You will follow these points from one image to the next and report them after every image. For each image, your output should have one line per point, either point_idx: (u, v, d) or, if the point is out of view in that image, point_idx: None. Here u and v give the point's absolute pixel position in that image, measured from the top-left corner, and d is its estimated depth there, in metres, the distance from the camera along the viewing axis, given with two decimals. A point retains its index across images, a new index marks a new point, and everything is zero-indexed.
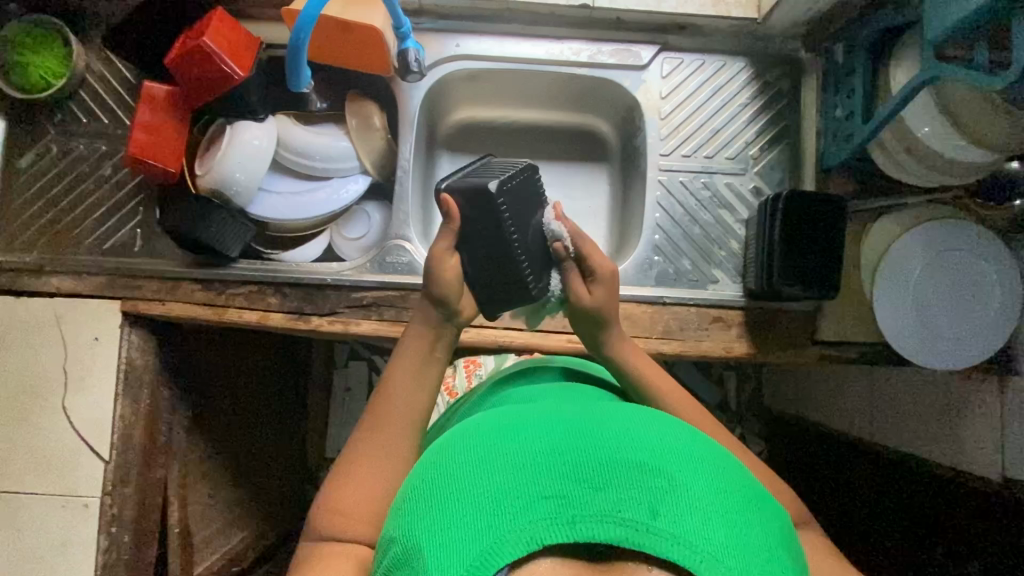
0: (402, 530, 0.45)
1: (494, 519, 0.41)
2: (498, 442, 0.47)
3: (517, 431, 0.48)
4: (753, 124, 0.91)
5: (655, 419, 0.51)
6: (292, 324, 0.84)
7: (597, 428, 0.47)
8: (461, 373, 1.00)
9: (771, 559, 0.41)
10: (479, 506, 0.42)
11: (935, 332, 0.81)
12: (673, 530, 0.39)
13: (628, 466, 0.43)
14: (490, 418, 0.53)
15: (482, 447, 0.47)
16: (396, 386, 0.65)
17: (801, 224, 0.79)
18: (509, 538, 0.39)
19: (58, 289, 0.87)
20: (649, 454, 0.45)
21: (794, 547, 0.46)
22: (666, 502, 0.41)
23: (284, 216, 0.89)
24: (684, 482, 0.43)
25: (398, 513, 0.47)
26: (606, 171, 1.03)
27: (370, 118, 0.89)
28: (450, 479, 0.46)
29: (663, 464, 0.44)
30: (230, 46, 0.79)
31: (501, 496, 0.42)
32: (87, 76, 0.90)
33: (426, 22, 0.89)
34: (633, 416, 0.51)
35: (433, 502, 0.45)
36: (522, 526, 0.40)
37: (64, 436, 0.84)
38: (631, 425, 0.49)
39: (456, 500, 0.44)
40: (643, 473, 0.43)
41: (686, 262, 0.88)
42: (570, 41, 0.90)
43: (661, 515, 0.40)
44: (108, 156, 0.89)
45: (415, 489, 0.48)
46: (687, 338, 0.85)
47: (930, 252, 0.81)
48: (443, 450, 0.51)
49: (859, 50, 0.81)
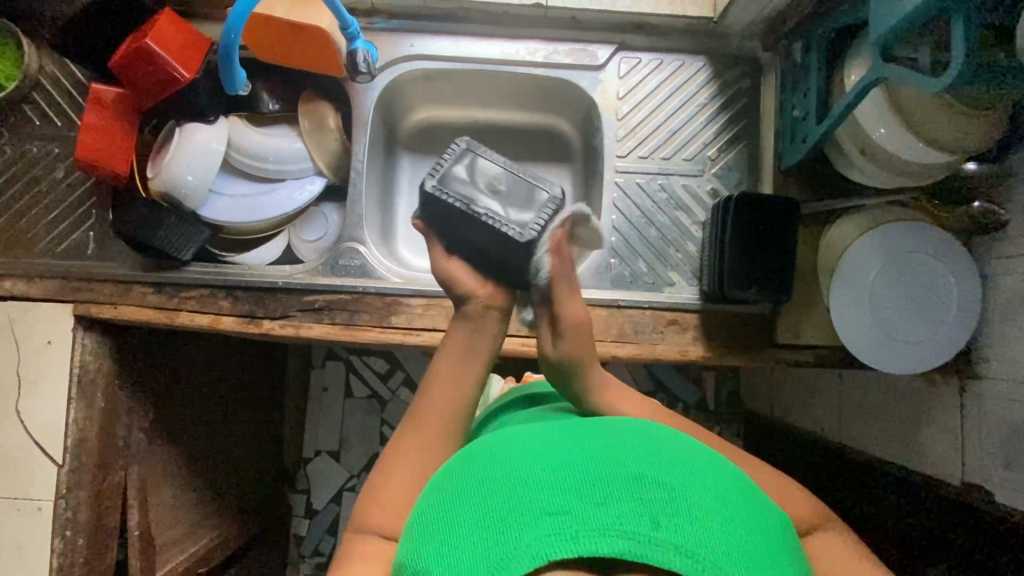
0: (411, 557, 0.42)
1: (499, 539, 0.39)
2: (500, 463, 0.45)
3: (519, 452, 0.46)
4: (711, 125, 0.90)
5: (655, 433, 0.49)
6: (244, 327, 0.84)
7: (598, 444, 0.45)
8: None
9: (775, 566, 0.39)
10: (483, 527, 0.40)
11: (891, 334, 0.80)
12: (676, 539, 0.37)
13: (627, 477, 0.41)
14: (492, 440, 0.50)
15: (484, 469, 0.45)
16: (440, 380, 0.61)
17: (754, 226, 0.78)
18: (514, 557, 0.37)
19: (11, 292, 0.86)
20: (647, 465, 0.43)
21: (803, 561, 0.44)
22: (667, 511, 0.39)
23: (236, 219, 0.88)
24: (684, 493, 0.41)
25: (406, 541, 0.45)
26: (569, 172, 1.03)
27: (324, 119, 0.89)
28: (454, 503, 0.43)
29: (661, 475, 0.42)
30: (176, 47, 0.78)
31: (504, 516, 0.40)
32: (40, 78, 0.89)
33: (380, 21, 0.88)
34: (634, 430, 0.49)
35: (435, 527, 0.43)
36: (524, 545, 0.37)
37: (17, 440, 0.84)
38: (630, 439, 0.47)
39: (460, 523, 0.41)
40: (642, 484, 0.41)
41: (641, 264, 0.87)
42: (525, 40, 0.89)
43: (662, 524, 0.38)
44: (61, 159, 0.89)
45: (420, 518, 0.45)
46: (642, 342, 0.84)
47: (886, 254, 0.80)
48: (445, 474, 0.49)
49: (815, 49, 0.79)
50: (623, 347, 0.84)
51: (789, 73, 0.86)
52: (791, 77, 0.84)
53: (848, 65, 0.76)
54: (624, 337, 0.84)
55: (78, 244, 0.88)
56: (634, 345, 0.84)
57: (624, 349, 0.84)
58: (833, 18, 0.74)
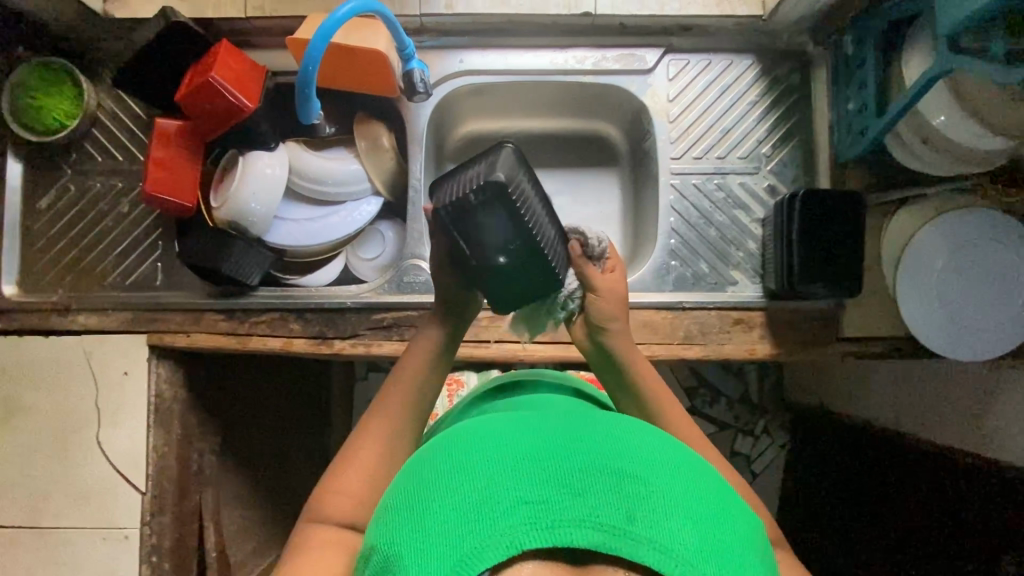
0: (383, 536, 0.43)
1: (473, 522, 0.39)
2: (478, 446, 0.45)
3: (496, 436, 0.46)
4: (763, 122, 0.90)
5: (637, 426, 0.49)
6: (317, 348, 0.86)
7: (578, 435, 0.45)
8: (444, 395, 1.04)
9: (746, 562, 0.40)
10: (457, 510, 0.40)
11: (964, 325, 0.79)
12: (651, 534, 0.38)
13: (607, 471, 0.42)
14: (470, 424, 0.50)
15: (461, 452, 0.45)
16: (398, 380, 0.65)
17: (818, 221, 0.78)
18: (488, 543, 0.38)
19: (84, 326, 0.88)
20: (627, 459, 0.43)
21: (768, 556, 0.45)
22: (644, 506, 0.39)
23: (300, 243, 0.89)
24: (661, 488, 0.41)
25: (380, 519, 0.46)
26: (617, 175, 1.03)
27: (378, 139, 0.90)
28: (430, 484, 0.43)
29: (642, 470, 0.42)
30: (237, 78, 0.79)
31: (478, 500, 0.40)
32: (99, 114, 0.90)
33: (428, 39, 0.89)
34: (616, 423, 0.49)
35: (410, 509, 0.43)
36: (500, 531, 0.38)
37: (99, 472, 0.85)
38: (611, 432, 0.47)
39: (432, 504, 0.42)
40: (621, 479, 0.41)
41: (703, 265, 0.88)
42: (573, 49, 0.90)
43: (638, 519, 0.38)
44: (124, 193, 0.90)
45: (395, 496, 0.46)
46: (708, 342, 0.85)
47: (952, 243, 0.80)
48: (423, 453, 0.49)
49: (869, 41, 0.79)
50: (690, 348, 0.85)
51: (841, 66, 0.86)
52: (844, 70, 0.85)
53: (905, 56, 0.75)
54: (691, 338, 0.85)
55: (148, 275, 0.90)
56: (700, 346, 0.85)
57: (692, 351, 0.85)
58: (888, 10, 0.74)
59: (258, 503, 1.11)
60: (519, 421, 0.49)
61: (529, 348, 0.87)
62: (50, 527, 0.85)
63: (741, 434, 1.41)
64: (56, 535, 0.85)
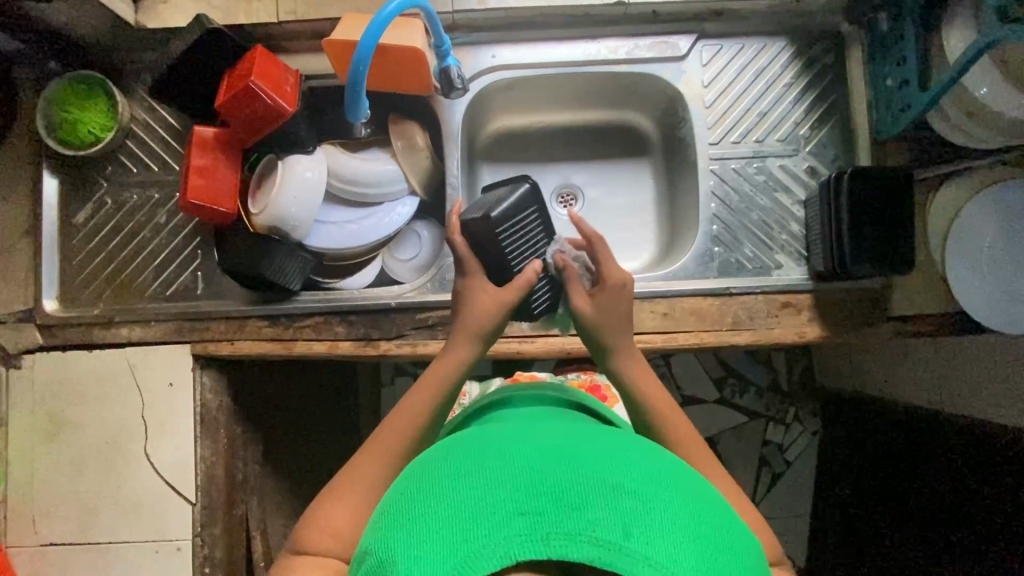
0: (376, 542, 0.42)
1: (469, 532, 0.38)
2: (475, 457, 0.44)
3: (495, 448, 0.45)
4: (800, 104, 0.89)
5: (635, 441, 0.48)
6: (362, 350, 0.85)
7: (578, 448, 0.44)
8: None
9: None
10: (451, 520, 0.39)
11: (1014, 295, 0.78)
12: (646, 552, 0.36)
13: (604, 484, 0.40)
14: (471, 434, 0.49)
15: (458, 462, 0.44)
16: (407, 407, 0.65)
17: (866, 199, 0.77)
18: (481, 554, 0.36)
19: (129, 339, 0.88)
20: (625, 474, 0.42)
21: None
22: (640, 521, 0.38)
23: (341, 245, 0.89)
24: (659, 504, 0.40)
25: (373, 525, 0.44)
26: (649, 165, 1.02)
27: (413, 139, 0.89)
28: (425, 492, 0.42)
29: (640, 485, 0.41)
30: (273, 81, 0.79)
31: (473, 510, 0.39)
32: (132, 125, 0.90)
33: (460, 36, 0.89)
34: (614, 439, 0.48)
35: (403, 515, 0.42)
36: (494, 542, 0.37)
37: (149, 484, 0.85)
38: (610, 446, 0.45)
39: (426, 512, 0.40)
40: (618, 493, 0.40)
41: (747, 249, 0.87)
42: (606, 40, 0.89)
43: (635, 536, 0.37)
44: (162, 204, 0.90)
45: (391, 503, 0.45)
46: (757, 328, 0.84)
47: (1000, 217, 0.80)
48: (421, 463, 0.48)
49: (908, 17, 0.78)
50: (739, 334, 0.84)
51: (877, 44, 0.85)
52: (881, 47, 0.84)
53: (947, 29, 0.74)
54: (739, 324, 0.85)
55: (187, 285, 0.89)
56: (748, 331, 0.84)
57: (741, 336, 0.84)
58: None
59: (299, 510, 1.10)
60: (520, 432, 0.48)
61: (575, 340, 0.86)
62: (102, 542, 0.84)
63: (773, 422, 1.39)
64: (108, 550, 0.84)
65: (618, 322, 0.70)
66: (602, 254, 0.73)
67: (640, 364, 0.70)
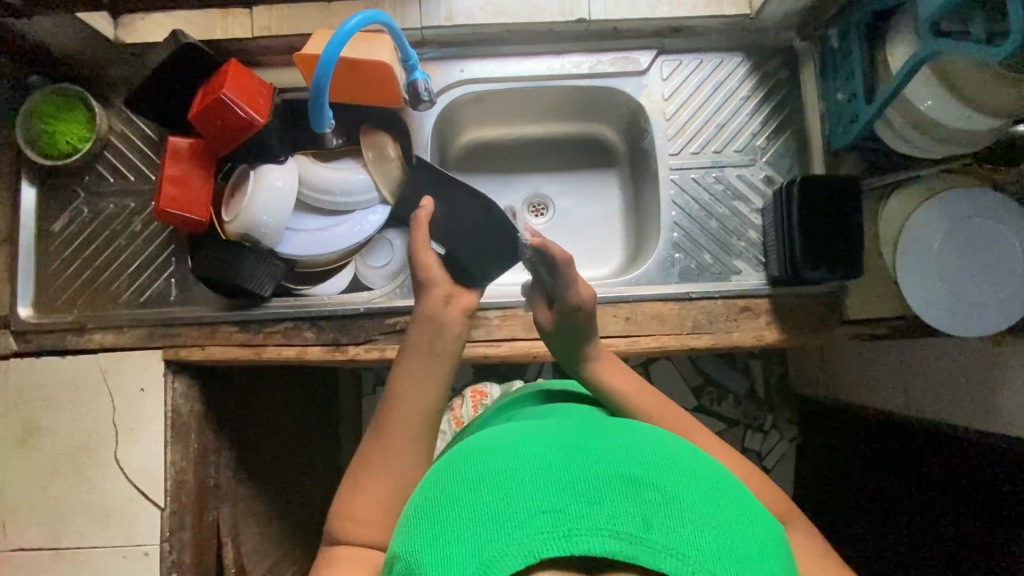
0: (403, 547, 0.43)
1: (493, 533, 0.39)
2: (494, 456, 0.45)
3: (512, 448, 0.46)
4: (756, 116, 0.93)
5: (649, 433, 0.49)
6: (331, 355, 0.87)
7: (592, 444, 0.45)
8: (467, 403, 1.02)
9: (762, 568, 0.40)
10: (475, 521, 0.40)
11: (963, 299, 0.80)
12: (667, 542, 0.37)
13: (622, 478, 0.41)
14: (486, 437, 0.50)
15: (478, 463, 0.45)
16: (405, 398, 0.64)
17: (816, 206, 0.80)
18: (506, 553, 0.37)
19: (101, 344, 0.89)
20: (642, 467, 0.43)
21: (789, 563, 0.44)
22: (658, 512, 0.39)
23: (311, 252, 0.91)
24: (677, 494, 0.41)
25: (399, 530, 0.45)
26: (617, 175, 1.05)
27: (384, 149, 0.92)
28: (447, 496, 0.43)
29: (657, 477, 0.42)
30: (245, 93, 0.81)
31: (496, 510, 0.40)
32: (110, 137, 0.92)
33: (430, 51, 0.92)
34: (632, 431, 0.49)
35: (427, 519, 0.43)
36: (518, 540, 0.38)
37: (119, 489, 0.85)
38: (623, 439, 0.47)
39: (450, 514, 0.41)
40: (636, 486, 0.41)
41: (707, 256, 0.90)
42: (570, 55, 0.93)
43: (655, 527, 0.38)
44: (137, 213, 0.92)
45: (414, 507, 0.45)
46: (717, 331, 0.87)
47: (947, 224, 0.82)
48: (438, 468, 0.49)
49: (854, 34, 0.82)
50: (699, 338, 0.87)
51: (827, 59, 0.89)
52: (830, 62, 0.88)
53: (891, 43, 0.77)
54: (699, 328, 0.87)
55: (160, 291, 0.91)
56: (708, 335, 0.87)
57: (701, 340, 0.86)
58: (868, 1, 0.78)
59: (272, 518, 1.10)
60: (535, 432, 0.49)
61: (540, 344, 0.88)
62: (70, 548, 0.84)
63: (751, 430, 1.39)
64: (76, 556, 0.84)
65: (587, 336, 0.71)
66: (572, 276, 0.69)
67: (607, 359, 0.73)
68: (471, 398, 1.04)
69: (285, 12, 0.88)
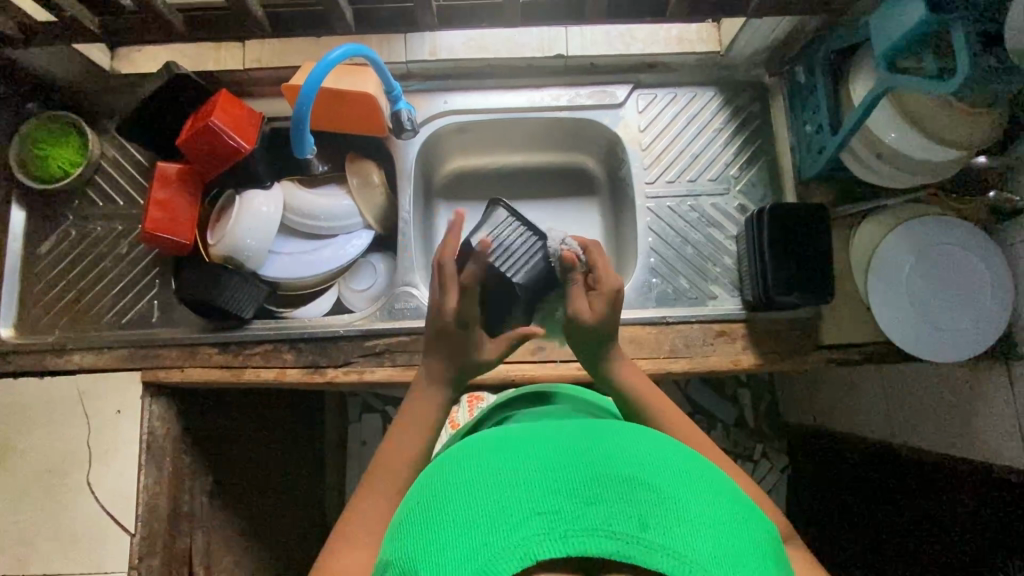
0: (395, 552, 0.42)
1: (488, 535, 0.38)
2: (490, 459, 0.45)
3: (509, 450, 0.46)
4: (729, 146, 0.96)
5: (644, 435, 0.49)
6: (310, 377, 0.88)
7: (588, 446, 0.46)
8: (463, 408, 1.01)
9: (760, 570, 0.39)
10: (471, 522, 0.40)
11: (934, 323, 0.82)
12: (664, 541, 0.37)
13: (619, 479, 0.42)
14: (484, 439, 0.50)
15: (475, 466, 0.45)
16: (397, 449, 0.64)
17: (784, 234, 0.83)
18: (501, 555, 0.37)
19: (80, 365, 0.90)
20: (638, 468, 0.43)
21: (784, 562, 0.44)
22: (655, 513, 0.39)
23: (293, 275, 0.93)
24: (673, 493, 0.41)
25: (393, 536, 0.45)
26: (597, 203, 1.08)
27: (370, 176, 0.95)
28: (443, 499, 0.43)
29: (652, 477, 0.42)
30: (234, 121, 0.84)
31: (492, 511, 0.40)
32: (102, 162, 0.95)
33: (415, 84, 0.96)
34: (630, 433, 0.49)
35: (421, 523, 0.42)
36: (514, 542, 0.38)
37: (87, 513, 0.82)
38: (620, 441, 0.47)
39: (445, 518, 0.41)
40: (633, 486, 0.41)
41: (683, 281, 0.92)
42: (549, 88, 0.97)
43: (651, 527, 0.38)
44: (124, 235, 0.94)
45: (409, 511, 0.45)
46: (694, 355, 0.88)
47: (915, 250, 0.84)
48: (432, 472, 0.48)
49: (819, 70, 0.86)
50: (678, 362, 0.87)
51: (796, 93, 0.93)
52: (798, 96, 0.92)
53: (852, 80, 0.81)
54: (677, 352, 0.88)
55: (143, 313, 0.92)
56: (685, 359, 0.88)
57: (679, 364, 0.87)
58: (830, 40, 0.82)
59: (249, 548, 1.06)
60: (532, 434, 0.49)
61: (520, 367, 0.89)
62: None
63: (740, 461, 1.35)
64: None
65: (615, 328, 0.70)
66: (601, 263, 0.72)
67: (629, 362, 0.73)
68: (468, 404, 1.02)
69: (276, 46, 0.93)
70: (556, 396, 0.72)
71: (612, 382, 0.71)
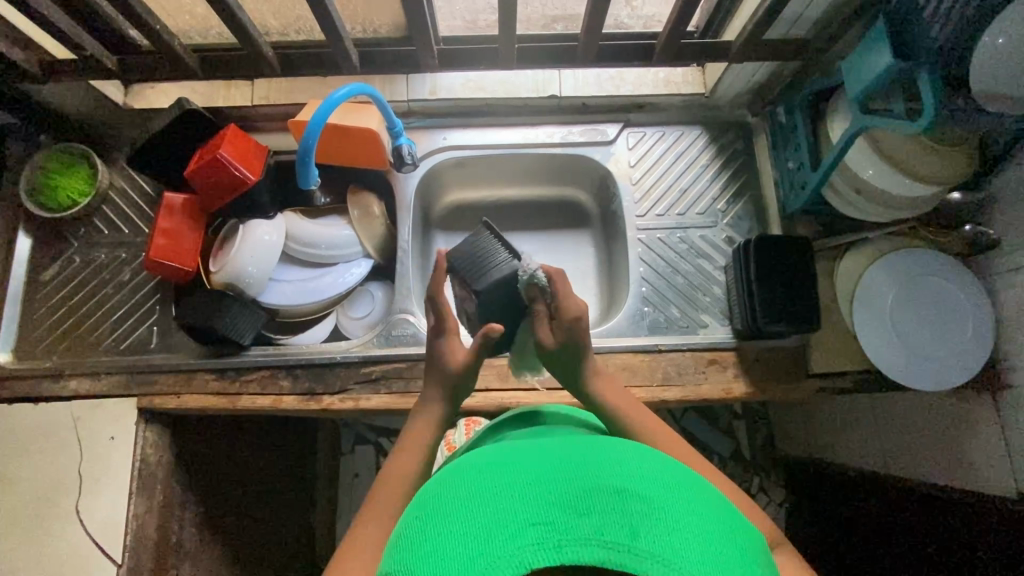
0: (391, 563, 0.42)
1: (484, 544, 0.39)
2: (485, 472, 0.46)
3: (503, 464, 0.46)
4: (715, 182, 1.00)
5: (635, 446, 0.50)
6: (306, 404, 0.88)
7: (581, 458, 0.46)
8: (461, 430, 1.02)
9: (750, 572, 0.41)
10: (466, 531, 0.41)
11: (919, 352, 0.84)
12: (654, 549, 0.39)
13: (610, 490, 0.42)
14: (477, 453, 0.51)
15: (469, 479, 0.46)
16: (403, 461, 0.67)
17: (772, 265, 0.86)
18: (497, 564, 0.38)
19: (76, 391, 0.90)
20: (628, 478, 0.44)
21: (771, 563, 0.45)
22: (645, 522, 0.40)
23: (292, 301, 0.95)
24: (663, 503, 0.42)
25: (389, 549, 0.45)
26: (590, 235, 1.11)
27: (370, 207, 0.98)
28: (438, 511, 0.43)
29: (644, 488, 0.43)
30: (241, 154, 0.88)
31: (488, 523, 0.41)
32: (109, 191, 0.98)
33: (415, 120, 1.01)
34: (620, 444, 0.50)
35: (418, 534, 0.42)
36: (510, 552, 0.39)
37: (75, 542, 0.79)
38: (611, 453, 0.48)
39: (441, 528, 0.42)
40: (624, 496, 0.42)
41: (675, 310, 0.94)
42: (544, 126, 1.02)
43: (641, 536, 0.39)
44: (128, 262, 0.96)
45: (406, 524, 0.45)
46: (686, 383, 0.89)
47: (896, 281, 0.86)
48: (428, 485, 0.49)
49: (797, 110, 0.90)
50: (670, 390, 0.89)
51: (777, 132, 0.97)
52: (779, 135, 0.96)
53: (830, 118, 0.85)
54: (669, 380, 0.89)
55: (141, 339, 0.93)
56: (678, 387, 0.89)
57: (672, 392, 0.88)
58: (807, 84, 0.87)
59: None
60: (525, 447, 0.50)
61: (515, 394, 0.89)
62: None
63: None
64: None
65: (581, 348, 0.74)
66: (562, 289, 0.76)
67: (604, 376, 0.76)
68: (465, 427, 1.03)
69: (283, 84, 0.98)
70: (552, 413, 0.73)
71: (602, 402, 0.73)
